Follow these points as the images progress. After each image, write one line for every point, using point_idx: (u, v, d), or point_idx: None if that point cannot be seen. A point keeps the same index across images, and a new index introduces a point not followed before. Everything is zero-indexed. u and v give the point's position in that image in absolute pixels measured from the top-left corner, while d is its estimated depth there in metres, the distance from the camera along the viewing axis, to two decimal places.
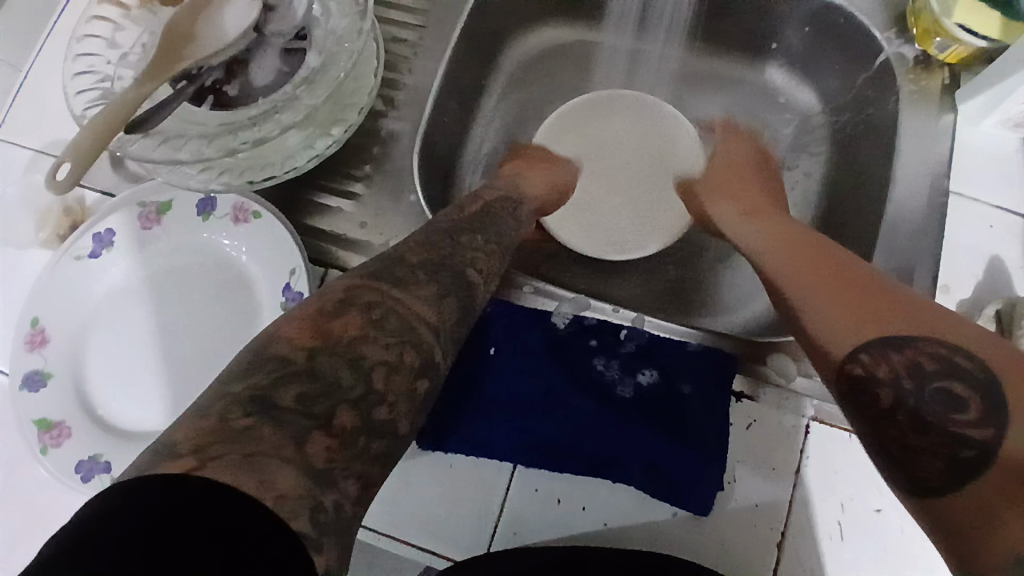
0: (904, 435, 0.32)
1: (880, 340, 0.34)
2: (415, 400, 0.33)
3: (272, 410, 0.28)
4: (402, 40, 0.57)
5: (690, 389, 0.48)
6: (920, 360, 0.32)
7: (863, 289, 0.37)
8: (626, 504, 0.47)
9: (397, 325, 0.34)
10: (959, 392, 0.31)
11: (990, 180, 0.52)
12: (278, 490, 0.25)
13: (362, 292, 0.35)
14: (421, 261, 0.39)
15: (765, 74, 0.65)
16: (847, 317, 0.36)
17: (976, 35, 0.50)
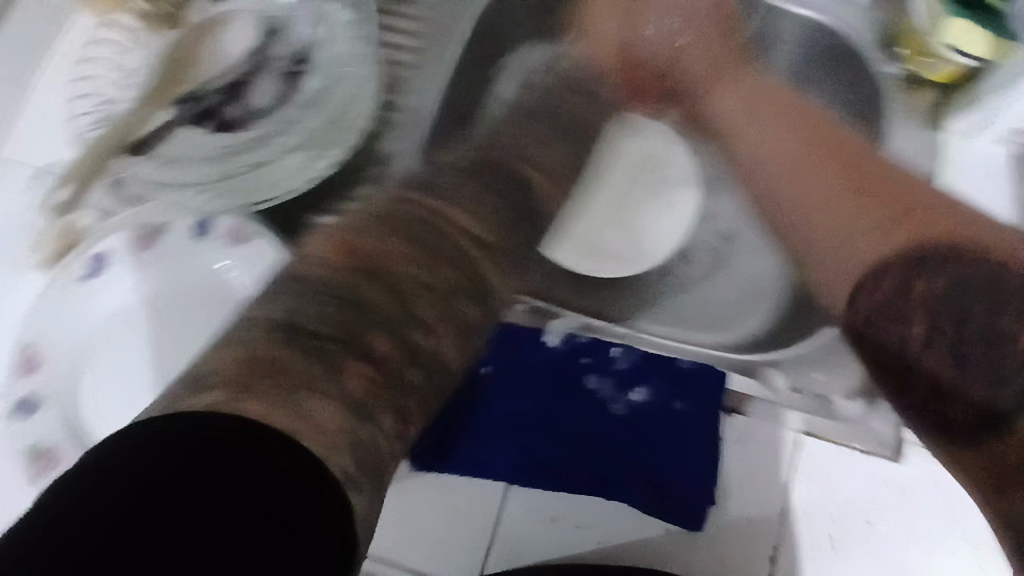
0: (938, 323, 0.34)
1: (913, 248, 0.37)
2: (461, 330, 0.34)
3: (300, 336, 0.30)
4: (398, 59, 0.55)
5: (682, 406, 0.49)
6: (964, 272, 0.35)
7: (880, 184, 0.41)
8: (622, 521, 0.47)
9: (433, 233, 0.35)
10: (1008, 301, 0.33)
11: (981, 193, 0.53)
12: (314, 421, 0.28)
13: (405, 205, 0.36)
14: (468, 174, 0.40)
15: None
16: (867, 210, 0.40)
17: (967, 55, 0.51)
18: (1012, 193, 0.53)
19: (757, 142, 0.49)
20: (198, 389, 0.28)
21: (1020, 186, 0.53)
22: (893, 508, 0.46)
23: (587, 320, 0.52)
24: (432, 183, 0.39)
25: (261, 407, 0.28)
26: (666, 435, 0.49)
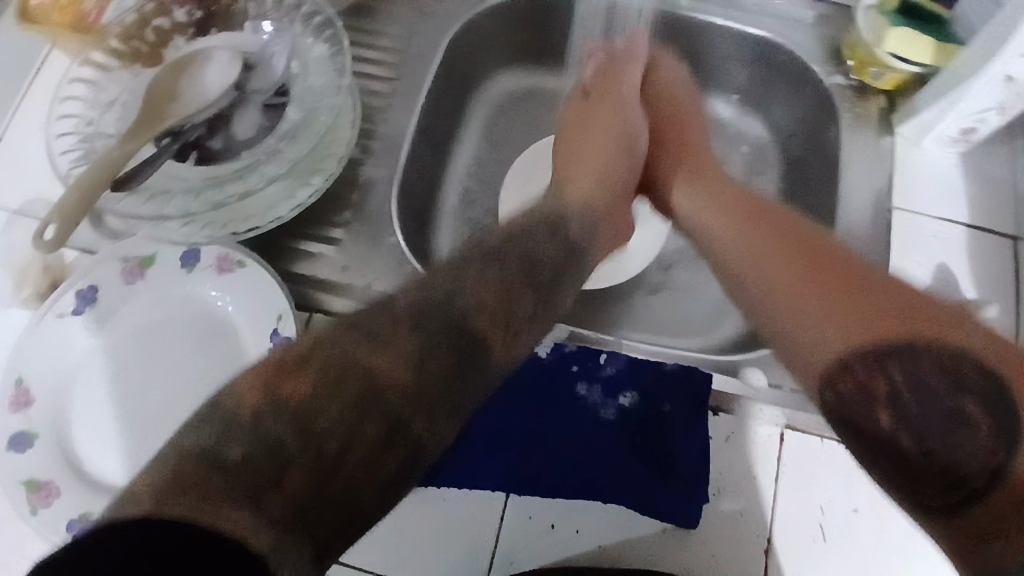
0: (889, 382, 0.33)
1: (871, 350, 0.35)
2: (383, 471, 0.32)
3: (224, 466, 0.29)
4: (376, 92, 0.60)
5: (671, 408, 0.50)
6: (920, 362, 0.33)
7: (863, 294, 0.37)
8: (618, 523, 0.48)
9: (363, 377, 0.34)
10: (962, 374, 0.32)
11: (934, 193, 0.56)
12: (229, 531, 0.27)
13: (330, 344, 0.36)
14: (407, 301, 0.39)
15: (718, 109, 0.69)
16: (840, 321, 0.36)
17: (908, 62, 0.55)
18: (965, 192, 0.56)
19: (725, 223, 0.48)
20: (128, 504, 0.28)
21: (969, 184, 0.56)
22: (873, 495, 0.48)
23: (572, 329, 0.54)
24: (364, 322, 0.37)
25: (189, 511, 0.27)
26: (656, 437, 0.50)
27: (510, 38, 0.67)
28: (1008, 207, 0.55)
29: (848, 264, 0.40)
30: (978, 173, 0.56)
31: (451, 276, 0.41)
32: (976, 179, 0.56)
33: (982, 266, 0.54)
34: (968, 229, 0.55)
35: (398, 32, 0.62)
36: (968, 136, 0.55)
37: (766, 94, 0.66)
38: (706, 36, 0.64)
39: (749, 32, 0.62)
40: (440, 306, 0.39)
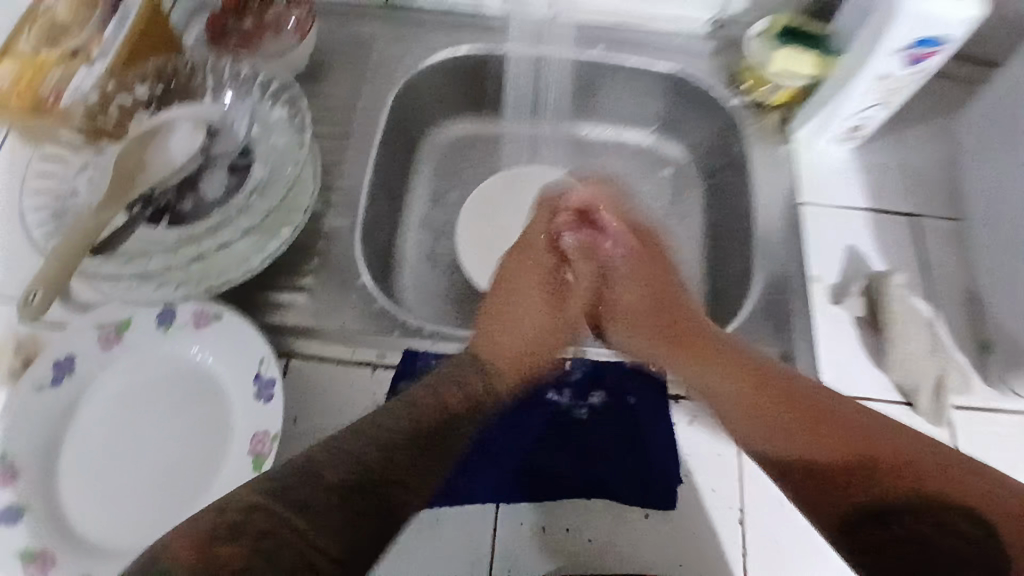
0: (900, 528, 0.41)
1: (873, 510, 0.42)
2: None
3: None
4: (330, 148, 0.64)
5: (637, 400, 0.54)
6: (932, 531, 0.40)
7: (835, 427, 0.46)
8: (604, 516, 0.51)
9: (289, 547, 0.40)
10: (959, 530, 0.40)
11: (834, 186, 0.64)
12: None
13: (263, 513, 0.41)
14: (333, 458, 0.44)
15: (641, 138, 0.77)
16: (815, 492, 0.45)
17: (794, 76, 0.63)
18: (861, 183, 0.64)
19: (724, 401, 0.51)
20: None
21: (862, 176, 0.65)
22: None
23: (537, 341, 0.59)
24: (387, 415, 0.47)
25: None
26: (628, 429, 0.54)
27: (448, 91, 0.73)
28: (900, 190, 0.64)
29: (829, 404, 0.47)
30: (869, 165, 0.65)
31: (388, 420, 0.47)
32: (869, 170, 0.65)
33: (886, 242, 0.62)
34: (868, 215, 0.63)
35: (346, 93, 0.67)
36: (857, 131, 0.63)
37: (681, 120, 0.75)
38: (622, 75, 0.72)
39: (660, 69, 0.71)
40: (429, 388, 0.50)
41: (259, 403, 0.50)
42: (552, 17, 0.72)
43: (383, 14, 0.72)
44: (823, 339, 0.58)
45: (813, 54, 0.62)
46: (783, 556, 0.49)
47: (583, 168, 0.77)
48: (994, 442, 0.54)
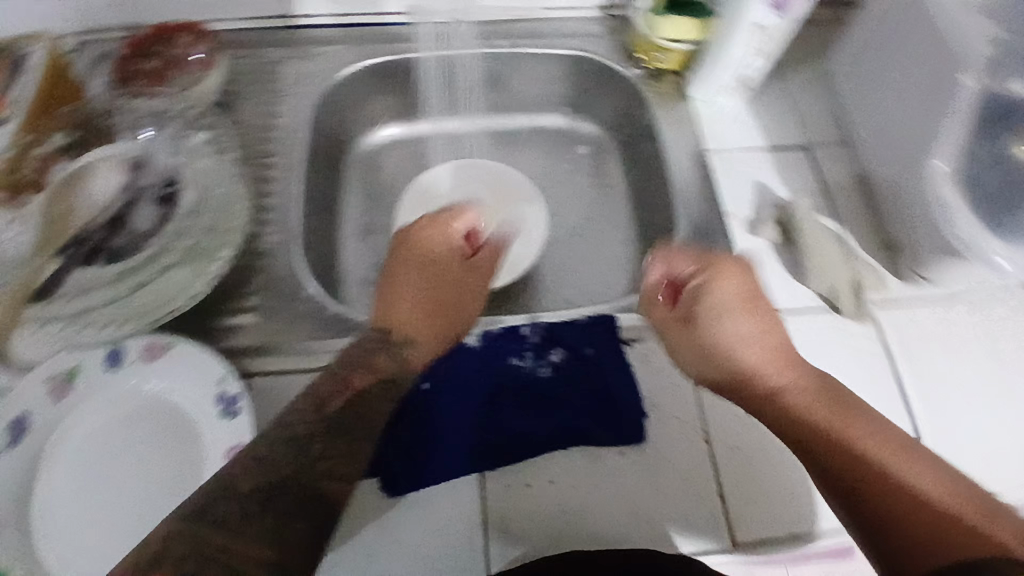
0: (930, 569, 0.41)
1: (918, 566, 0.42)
2: None
3: None
4: (254, 171, 0.65)
5: (594, 350, 0.58)
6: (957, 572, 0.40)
7: (892, 495, 0.45)
8: (584, 464, 0.54)
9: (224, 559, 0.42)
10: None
11: (733, 132, 0.70)
12: None
13: (188, 536, 0.43)
14: (252, 464, 0.46)
15: (555, 120, 0.81)
16: (837, 475, 0.48)
17: (681, 41, 0.69)
18: (756, 125, 0.70)
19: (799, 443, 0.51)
20: None
21: (756, 118, 0.71)
22: None
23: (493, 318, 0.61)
24: (316, 390, 0.52)
25: None
26: (589, 380, 0.57)
27: (361, 103, 0.75)
28: (792, 126, 0.70)
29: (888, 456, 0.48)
30: (760, 108, 0.71)
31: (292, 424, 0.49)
32: (762, 114, 0.71)
33: (786, 174, 0.67)
34: (767, 151, 0.69)
35: (262, 117, 0.69)
36: (744, 81, 0.69)
37: (588, 98, 0.79)
38: (523, 65, 0.77)
39: (557, 53, 0.75)
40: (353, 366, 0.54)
41: (227, 420, 0.51)
42: (449, 19, 0.75)
43: (286, 37, 0.73)
44: (749, 269, 0.63)
45: (694, 19, 0.67)
46: (747, 463, 0.54)
47: (504, 157, 0.80)
48: (912, 330, 0.60)
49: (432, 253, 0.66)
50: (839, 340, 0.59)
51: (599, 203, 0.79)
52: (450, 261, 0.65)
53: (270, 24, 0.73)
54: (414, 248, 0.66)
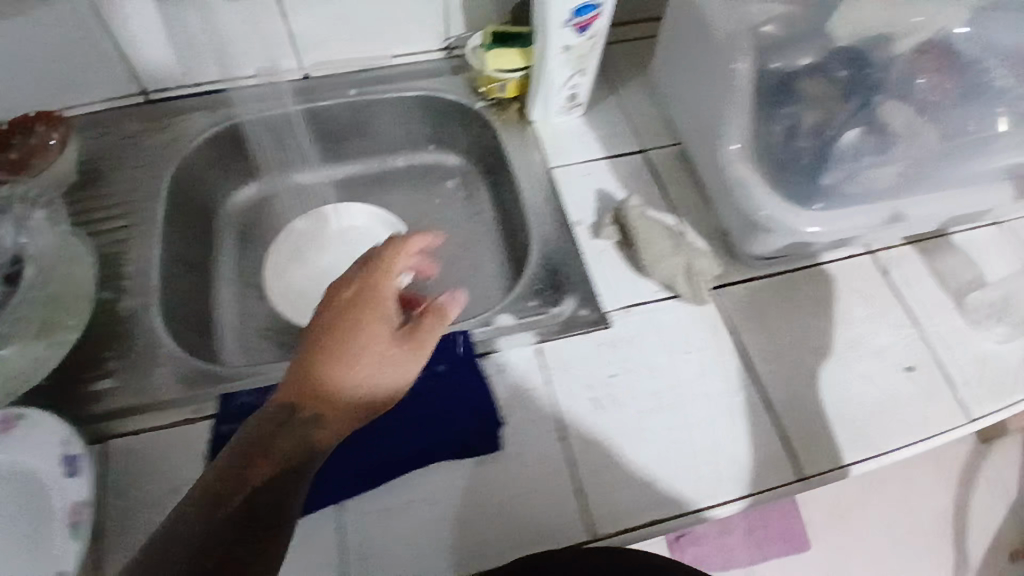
0: None
1: None
2: None
3: None
4: (113, 242, 0.67)
5: (445, 367, 0.59)
6: None
7: None
8: (444, 478, 0.55)
9: None
10: None
11: (575, 147, 0.74)
12: None
13: None
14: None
15: (421, 156, 0.85)
16: None
17: (510, 70, 0.73)
18: (597, 138, 0.75)
19: None
20: None
21: (596, 132, 0.75)
22: (617, 360, 0.61)
23: None
24: (214, 482, 0.44)
25: None
26: (445, 396, 0.59)
27: (224, 164, 0.78)
28: (628, 133, 0.75)
29: None
30: (598, 122, 0.76)
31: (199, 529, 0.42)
32: (600, 126, 0.76)
33: (626, 178, 0.72)
34: (606, 161, 0.73)
35: (121, 190, 0.71)
36: (577, 99, 0.73)
37: (446, 133, 0.83)
38: (376, 112, 0.80)
39: (408, 94, 0.79)
40: (269, 437, 0.47)
41: (72, 478, 0.52)
42: (301, 77, 0.79)
43: (142, 112, 0.76)
44: (596, 270, 0.66)
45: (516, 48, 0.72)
46: (603, 452, 0.57)
47: (376, 198, 0.84)
48: (746, 304, 0.65)
49: (349, 354, 0.50)
50: (679, 323, 0.63)
51: (470, 229, 0.82)
52: (366, 366, 0.50)
53: (125, 101, 0.76)
54: (327, 330, 0.51)
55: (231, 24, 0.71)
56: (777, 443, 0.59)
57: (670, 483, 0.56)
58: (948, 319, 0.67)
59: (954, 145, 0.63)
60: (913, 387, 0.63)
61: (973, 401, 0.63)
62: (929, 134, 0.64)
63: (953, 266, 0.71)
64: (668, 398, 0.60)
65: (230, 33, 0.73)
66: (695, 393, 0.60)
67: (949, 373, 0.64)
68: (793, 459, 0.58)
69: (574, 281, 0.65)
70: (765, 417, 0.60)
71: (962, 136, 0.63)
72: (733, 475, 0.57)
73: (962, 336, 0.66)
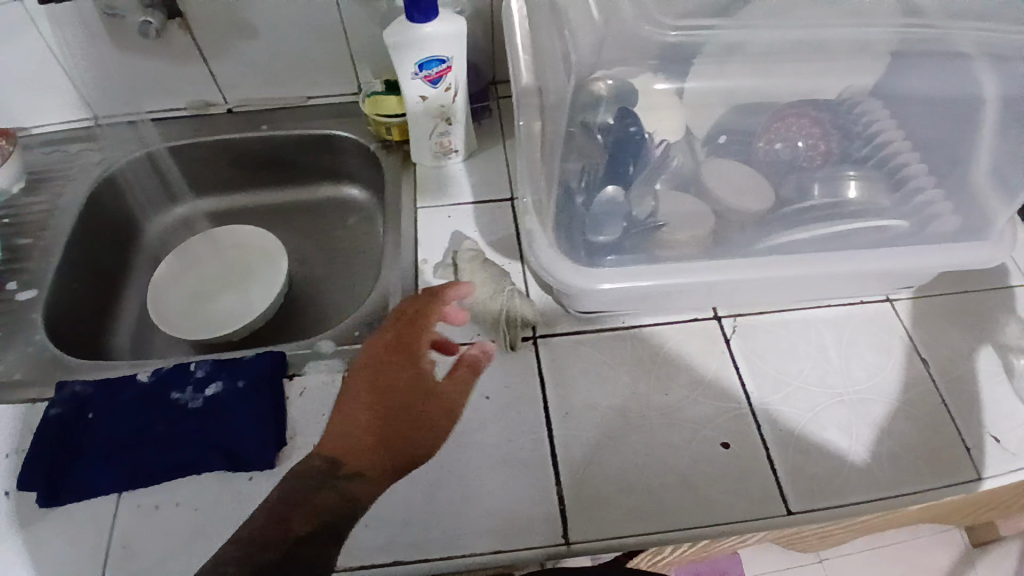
0: None
1: None
2: None
3: None
4: (29, 241, 0.77)
5: (244, 382, 0.62)
6: None
7: None
8: (212, 486, 0.57)
9: None
10: None
11: (446, 188, 0.77)
12: None
13: None
14: None
15: (332, 190, 0.91)
16: None
17: (391, 114, 0.78)
18: (469, 182, 0.77)
19: None
20: None
21: (471, 176, 0.78)
22: None
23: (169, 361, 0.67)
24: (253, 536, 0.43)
25: None
26: (234, 411, 0.60)
27: (155, 185, 0.89)
28: (497, 180, 0.77)
29: None
30: (476, 168, 0.78)
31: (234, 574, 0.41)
32: (475, 172, 0.78)
33: (482, 223, 0.74)
34: (471, 206, 0.75)
35: (48, 198, 0.80)
36: (450, 146, 0.76)
37: (353, 168, 0.88)
38: (287, 147, 0.87)
39: (313, 131, 0.85)
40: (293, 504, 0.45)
41: None
42: (226, 112, 0.88)
43: (87, 135, 0.87)
44: None
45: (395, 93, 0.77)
46: None
47: (285, 226, 0.90)
48: (562, 355, 0.64)
49: (390, 414, 0.50)
50: (487, 367, 0.64)
51: (361, 259, 0.85)
52: (402, 421, 0.50)
53: (78, 125, 0.88)
54: (372, 390, 0.52)
55: (158, 63, 0.82)
56: (552, 500, 0.56)
57: (426, 526, 0.55)
58: (791, 394, 0.63)
59: (784, 211, 0.62)
60: (727, 468, 0.58)
61: (795, 492, 0.57)
62: (767, 192, 0.63)
63: (812, 338, 0.67)
64: (457, 441, 0.59)
65: (160, 70, 0.83)
66: (481, 436, 0.59)
67: (771, 457, 0.59)
68: (563, 520, 0.55)
69: None
70: (548, 472, 0.57)
71: (801, 203, 0.63)
72: (496, 528, 0.54)
73: (800, 421, 0.61)
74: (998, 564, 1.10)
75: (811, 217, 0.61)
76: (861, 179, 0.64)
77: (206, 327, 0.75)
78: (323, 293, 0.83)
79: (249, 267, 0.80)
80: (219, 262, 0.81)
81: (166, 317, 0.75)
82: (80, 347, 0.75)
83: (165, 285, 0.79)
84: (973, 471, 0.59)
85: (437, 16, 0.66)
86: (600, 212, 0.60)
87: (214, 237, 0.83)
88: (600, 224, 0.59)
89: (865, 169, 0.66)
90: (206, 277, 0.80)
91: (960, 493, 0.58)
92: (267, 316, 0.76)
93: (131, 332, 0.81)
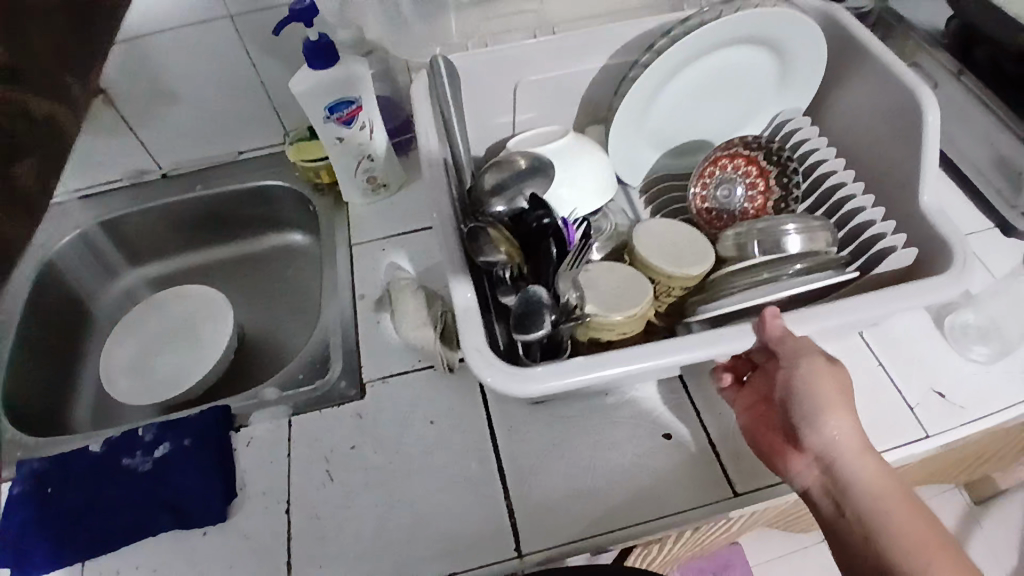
0: None
1: None
2: None
3: None
4: None
5: (190, 440, 0.63)
6: None
7: None
8: (167, 547, 0.58)
9: None
10: None
11: (377, 222, 0.78)
12: None
13: None
14: None
15: (275, 239, 0.93)
16: None
17: (317, 158, 0.80)
18: (399, 214, 0.79)
19: None
20: None
21: (399, 208, 0.80)
22: (360, 431, 0.63)
23: (116, 430, 0.67)
24: None
25: None
26: (181, 469, 0.61)
27: (103, 256, 0.90)
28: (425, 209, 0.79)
29: None
30: (403, 199, 0.80)
31: None
32: (403, 203, 0.80)
33: (415, 252, 0.75)
34: (403, 237, 0.77)
35: None
36: (377, 180, 0.78)
37: (292, 215, 0.90)
38: (224, 204, 0.89)
39: (247, 183, 0.87)
40: None
41: None
42: (160, 177, 0.90)
43: None
44: (366, 342, 0.69)
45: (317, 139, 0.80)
46: (325, 525, 0.57)
47: (234, 281, 0.93)
48: None
49: None
50: (429, 390, 0.65)
51: (310, 302, 0.87)
52: None
53: None
54: None
55: (86, 137, 0.83)
56: (500, 515, 0.56)
57: (376, 560, 0.55)
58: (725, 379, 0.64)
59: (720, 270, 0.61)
60: (669, 458, 0.59)
61: (739, 474, 0.58)
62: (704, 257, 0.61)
63: None
64: (405, 468, 0.60)
65: (89, 144, 0.84)
66: (427, 462, 0.60)
67: (711, 440, 0.60)
68: (514, 534, 0.55)
69: (340, 354, 0.68)
70: (496, 487, 0.58)
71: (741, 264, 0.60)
72: (447, 550, 0.55)
73: None
74: (1003, 521, 1.08)
75: (740, 281, 0.59)
76: (802, 231, 0.60)
77: (157, 388, 0.75)
78: (277, 342, 0.85)
79: (191, 325, 0.81)
80: (161, 323, 0.82)
81: (117, 385, 0.76)
82: (39, 425, 0.75)
83: (111, 352, 0.80)
84: (920, 431, 0.60)
85: (338, 59, 0.71)
86: (525, 309, 0.54)
87: (155, 300, 0.85)
88: (534, 318, 0.54)
89: (804, 217, 0.61)
90: (149, 340, 0.81)
91: (914, 450, 0.59)
92: (220, 369, 0.78)
93: (93, 404, 0.82)
